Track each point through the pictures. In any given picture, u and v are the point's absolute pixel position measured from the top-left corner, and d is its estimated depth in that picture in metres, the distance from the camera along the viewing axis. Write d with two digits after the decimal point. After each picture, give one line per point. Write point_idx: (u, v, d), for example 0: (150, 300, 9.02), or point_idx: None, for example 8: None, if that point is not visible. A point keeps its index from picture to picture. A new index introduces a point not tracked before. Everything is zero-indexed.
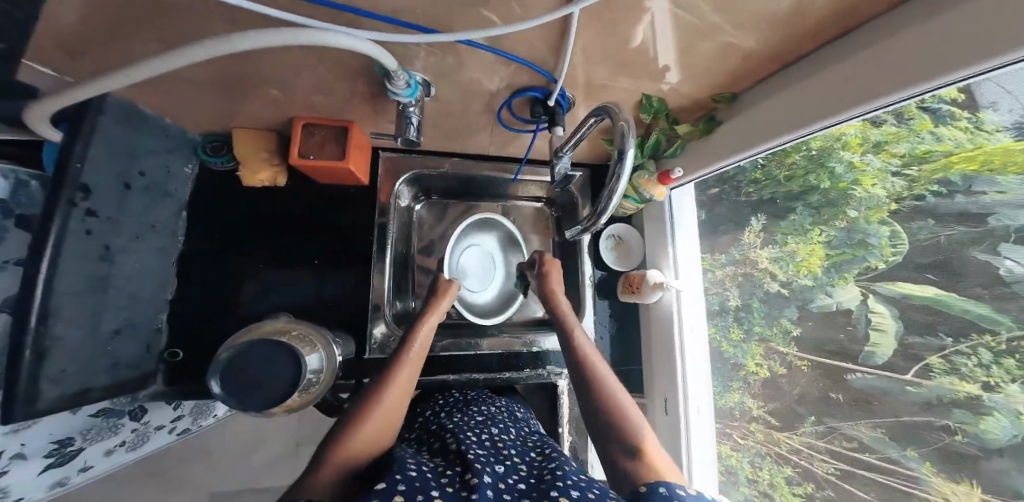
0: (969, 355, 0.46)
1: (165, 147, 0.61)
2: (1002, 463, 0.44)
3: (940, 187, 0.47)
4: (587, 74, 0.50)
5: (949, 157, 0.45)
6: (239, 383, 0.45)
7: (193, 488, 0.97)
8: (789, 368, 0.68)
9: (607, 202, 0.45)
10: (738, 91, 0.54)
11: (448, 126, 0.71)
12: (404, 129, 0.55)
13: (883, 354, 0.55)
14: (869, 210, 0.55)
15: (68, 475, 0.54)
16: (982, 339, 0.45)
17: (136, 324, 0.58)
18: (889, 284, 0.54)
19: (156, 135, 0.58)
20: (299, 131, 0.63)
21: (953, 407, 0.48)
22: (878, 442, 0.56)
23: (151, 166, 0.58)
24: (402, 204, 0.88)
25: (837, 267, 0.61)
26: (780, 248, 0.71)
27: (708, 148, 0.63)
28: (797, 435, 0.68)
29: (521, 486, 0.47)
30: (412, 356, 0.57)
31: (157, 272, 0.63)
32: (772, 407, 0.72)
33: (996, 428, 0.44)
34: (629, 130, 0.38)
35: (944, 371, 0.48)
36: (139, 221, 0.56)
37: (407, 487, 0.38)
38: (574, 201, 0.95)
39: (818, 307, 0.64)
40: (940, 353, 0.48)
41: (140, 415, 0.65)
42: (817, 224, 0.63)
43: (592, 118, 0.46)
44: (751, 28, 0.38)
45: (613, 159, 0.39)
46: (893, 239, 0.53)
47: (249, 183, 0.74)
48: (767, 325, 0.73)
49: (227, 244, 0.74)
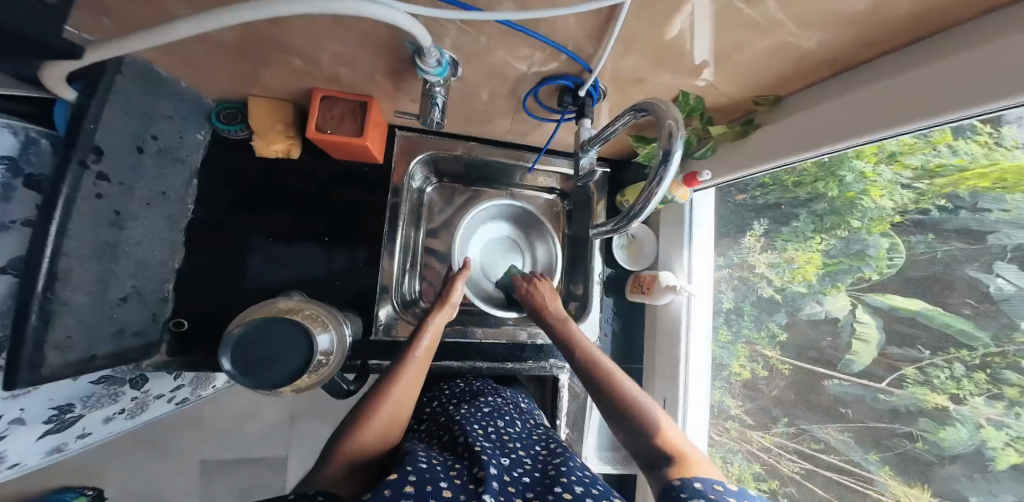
0: (943, 368, 0.46)
1: (180, 113, 0.59)
2: (954, 470, 0.46)
3: (947, 202, 0.46)
4: (625, 65, 0.47)
5: (961, 173, 0.44)
6: (251, 359, 0.44)
7: (189, 453, 0.99)
8: (769, 370, 0.71)
9: (643, 204, 0.41)
10: (782, 93, 0.52)
11: (470, 109, 0.68)
12: (428, 111, 0.52)
13: (862, 363, 0.56)
14: (872, 223, 0.55)
15: (66, 441, 0.55)
16: (959, 354, 0.45)
17: (143, 292, 0.58)
18: (879, 296, 0.54)
19: (171, 99, 0.56)
20: (317, 104, 0.61)
21: (920, 416, 0.49)
22: (844, 444, 0.59)
23: (165, 131, 0.56)
24: (414, 185, 0.87)
25: (831, 275, 0.61)
26: (779, 254, 0.71)
27: (744, 150, 0.60)
28: (768, 435, 0.71)
29: (526, 479, 0.48)
30: (420, 356, 0.58)
31: (166, 240, 0.62)
32: (749, 406, 0.75)
33: (955, 437, 0.45)
34: (681, 127, 0.34)
35: (917, 381, 0.49)
36: (151, 186, 0.55)
37: (418, 477, 0.40)
38: (588, 195, 0.93)
39: (806, 314, 0.65)
40: (915, 364, 0.49)
41: (140, 384, 0.65)
42: (819, 232, 0.63)
43: (630, 113, 0.43)
44: (814, 28, 0.35)
45: (657, 161, 0.35)
46: (892, 251, 0.52)
47: (262, 154, 0.71)
48: (755, 328, 0.75)
49: (236, 216, 0.72)
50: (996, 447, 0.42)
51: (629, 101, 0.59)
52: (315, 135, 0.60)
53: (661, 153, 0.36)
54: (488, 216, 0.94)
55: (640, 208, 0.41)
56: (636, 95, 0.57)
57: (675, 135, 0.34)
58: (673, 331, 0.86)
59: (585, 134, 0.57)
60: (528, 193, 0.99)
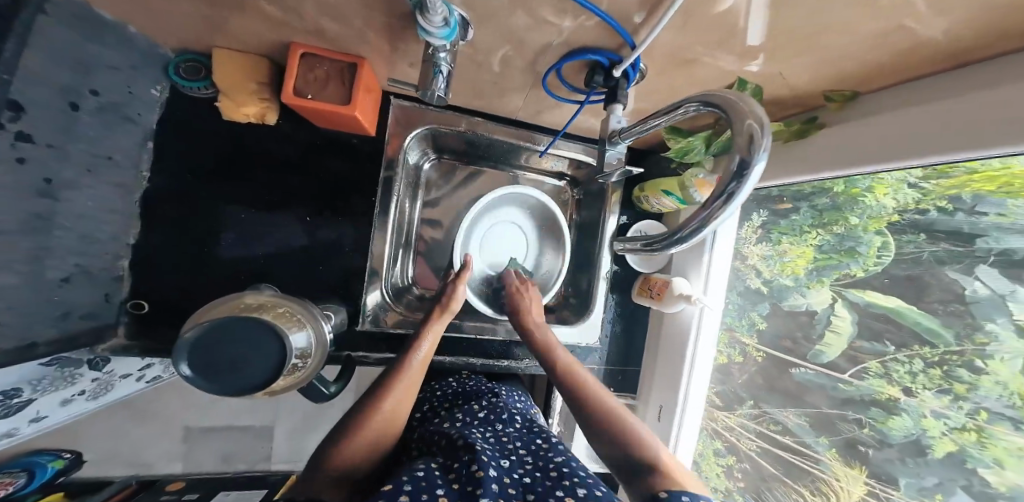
0: (904, 363, 0.53)
1: (127, 63, 0.49)
2: (890, 453, 0.55)
3: (947, 203, 0.47)
4: (679, 44, 0.39)
5: (971, 175, 0.41)
6: (212, 365, 0.38)
7: (171, 420, 0.97)
8: (743, 355, 0.79)
9: (695, 226, 0.33)
10: (864, 89, 0.45)
11: (479, 80, 0.59)
12: (430, 82, 0.43)
13: (831, 354, 0.64)
14: (869, 220, 0.57)
15: (18, 426, 0.49)
16: (920, 350, 0.52)
17: (87, 269, 0.51)
18: (858, 290, 0.61)
19: (117, 45, 0.46)
20: (295, 61, 0.50)
21: (872, 406, 0.57)
22: (798, 427, 0.68)
23: (109, 84, 0.47)
24: (410, 161, 0.78)
25: (819, 271, 0.66)
26: (773, 246, 0.74)
27: (800, 151, 0.56)
28: (733, 415, 0.80)
29: (525, 481, 0.46)
30: (415, 367, 0.55)
31: (116, 211, 0.55)
32: (719, 388, 0.84)
33: (901, 426, 0.53)
34: (767, 130, 0.26)
35: (877, 373, 0.57)
36: (92, 148, 0.46)
37: (414, 487, 0.39)
38: (602, 187, 0.86)
39: (788, 305, 0.72)
40: (880, 358, 0.56)
41: (101, 365, 0.60)
42: (816, 226, 0.66)
43: (690, 105, 0.34)
44: (948, 12, 0.27)
45: (730, 179, 0.27)
46: (881, 249, 0.57)
47: (231, 117, 0.61)
48: (737, 316, 0.81)
49: (204, 185, 0.64)
50: (934, 435, 0.50)
51: (666, 83, 0.50)
52: (291, 100, 0.51)
53: (734, 165, 0.27)
54: (516, 201, 0.87)
55: (694, 231, 0.33)
56: (676, 77, 0.48)
57: (760, 140, 0.25)
58: (681, 340, 0.83)
59: (615, 123, 0.48)
60: (532, 176, 0.90)
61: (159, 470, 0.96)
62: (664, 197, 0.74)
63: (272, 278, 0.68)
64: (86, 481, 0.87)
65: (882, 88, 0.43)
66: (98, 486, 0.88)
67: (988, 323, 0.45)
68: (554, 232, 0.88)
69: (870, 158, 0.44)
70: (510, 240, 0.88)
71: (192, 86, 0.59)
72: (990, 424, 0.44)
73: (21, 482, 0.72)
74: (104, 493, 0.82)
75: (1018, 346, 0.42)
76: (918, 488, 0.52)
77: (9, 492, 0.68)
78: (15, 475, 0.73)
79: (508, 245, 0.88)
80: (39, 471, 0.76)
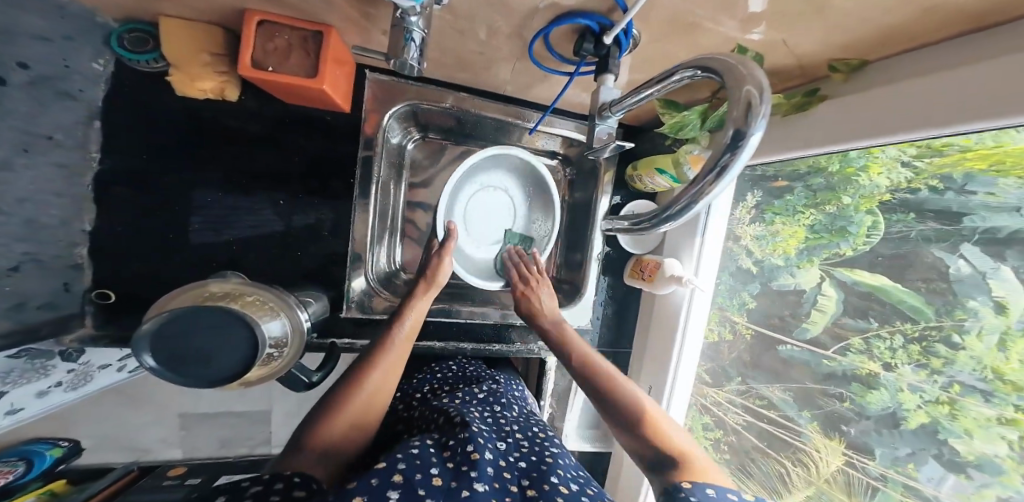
0: (885, 339, 0.53)
1: (60, 32, 0.44)
2: (867, 424, 0.56)
3: (940, 182, 0.46)
4: (673, 8, 0.35)
5: (965, 153, 0.40)
6: (179, 358, 0.37)
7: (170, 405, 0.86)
8: (733, 334, 0.80)
9: (685, 204, 0.29)
10: (873, 57, 0.42)
11: (460, 50, 0.55)
12: (400, 50, 0.39)
13: (814, 331, 0.64)
14: (861, 200, 0.56)
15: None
16: (901, 326, 0.52)
17: (40, 258, 0.48)
18: (846, 270, 0.60)
19: (45, 10, 0.41)
20: (253, 29, 0.46)
21: (852, 381, 0.58)
22: (783, 402, 0.69)
23: (41, 56, 0.42)
24: (393, 141, 0.75)
25: (809, 250, 0.65)
26: (765, 227, 0.73)
27: (798, 126, 0.53)
28: (722, 391, 0.82)
29: (522, 464, 0.46)
30: (400, 340, 0.54)
31: (63, 195, 0.51)
32: (707, 365, 0.85)
33: (878, 400, 0.54)
34: (767, 95, 0.23)
35: (859, 350, 0.57)
36: (27, 126, 0.42)
37: (408, 464, 0.37)
38: (595, 165, 0.83)
39: (779, 284, 0.71)
40: (862, 335, 0.57)
41: (75, 356, 0.58)
42: (809, 207, 0.64)
43: (685, 71, 0.31)
44: None
45: (727, 151, 0.24)
46: (871, 228, 0.56)
47: (186, 92, 0.56)
48: (727, 296, 0.81)
49: (164, 167, 0.61)
50: (909, 408, 0.51)
51: (661, 52, 0.47)
52: (248, 72, 0.46)
53: (727, 137, 0.25)
54: (507, 165, 0.81)
55: (683, 209, 0.30)
56: (674, 44, 0.44)
57: (758, 108, 0.23)
58: (669, 321, 0.83)
59: (605, 95, 0.45)
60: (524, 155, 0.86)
61: (159, 455, 0.86)
62: (658, 175, 0.72)
63: (247, 265, 0.66)
64: (87, 469, 0.78)
65: (890, 57, 0.41)
66: (99, 474, 0.78)
67: (969, 301, 0.45)
68: (543, 200, 0.83)
69: (876, 131, 0.42)
70: (495, 206, 0.83)
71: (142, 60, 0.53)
72: (961, 397, 0.45)
73: (20, 470, 0.62)
74: (108, 477, 0.75)
75: (995, 321, 0.42)
76: (892, 458, 0.53)
77: (10, 481, 0.59)
78: (11, 464, 0.62)
79: (496, 210, 0.83)
80: (37, 460, 0.66)
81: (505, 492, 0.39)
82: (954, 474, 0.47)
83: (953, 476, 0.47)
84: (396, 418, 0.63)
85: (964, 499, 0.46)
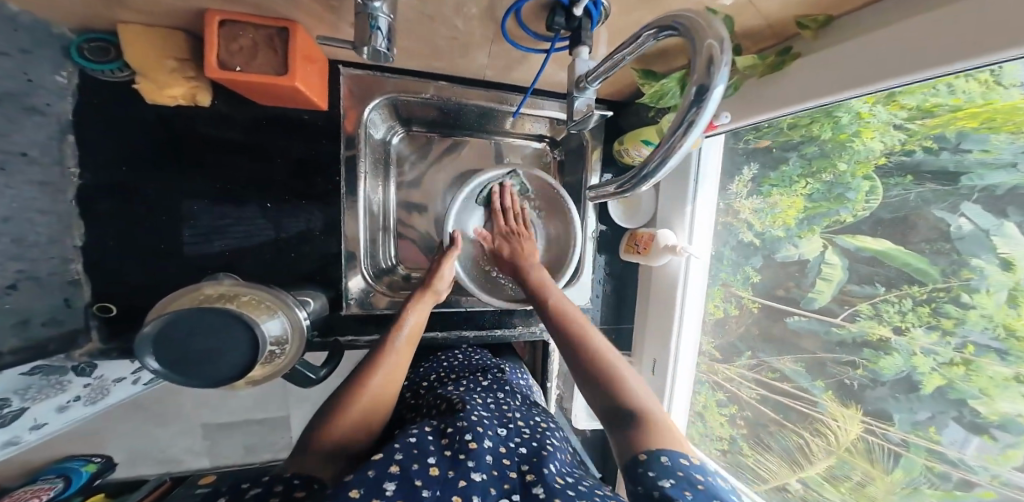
0: (894, 303, 0.53)
1: (16, 47, 0.43)
2: (882, 391, 0.55)
3: (934, 143, 0.47)
4: None
5: (955, 112, 0.42)
6: (177, 358, 0.37)
7: (189, 417, 0.85)
8: (740, 308, 0.78)
9: (660, 160, 0.30)
10: (838, 12, 0.42)
11: (427, 36, 0.54)
12: (369, 37, 0.39)
13: (821, 301, 0.63)
14: (857, 165, 0.56)
15: (19, 434, 0.48)
16: (909, 290, 0.51)
17: (31, 276, 0.48)
18: (848, 236, 0.59)
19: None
20: (217, 31, 0.45)
21: (864, 347, 0.57)
22: (795, 373, 0.68)
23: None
24: (376, 136, 0.75)
25: (809, 219, 0.65)
26: (763, 199, 0.73)
27: (775, 85, 0.53)
28: (732, 367, 0.81)
29: (522, 450, 0.48)
30: (401, 345, 0.55)
31: (47, 212, 0.51)
32: (716, 342, 0.84)
33: (892, 365, 0.53)
34: (726, 45, 0.24)
35: (869, 315, 0.56)
36: (1, 144, 0.42)
37: (405, 454, 0.39)
38: (582, 143, 0.83)
39: (782, 257, 0.70)
40: (870, 300, 0.56)
41: (89, 371, 0.59)
42: (805, 175, 0.64)
43: (649, 32, 0.31)
44: None
45: (692, 103, 0.25)
46: (869, 194, 0.55)
47: (155, 100, 0.55)
48: (732, 270, 0.80)
49: (140, 178, 0.60)
50: (924, 372, 0.50)
51: (632, 20, 0.46)
52: (217, 74, 0.46)
53: (691, 93, 0.25)
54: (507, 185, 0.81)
55: (659, 164, 0.30)
56: (642, 12, 0.44)
57: (719, 57, 0.23)
58: (669, 294, 0.85)
59: (581, 68, 0.45)
60: (515, 141, 0.88)
61: (189, 465, 0.86)
62: (642, 146, 0.72)
63: (244, 272, 0.67)
64: (124, 483, 0.79)
65: (856, 9, 0.40)
66: (134, 486, 0.80)
67: (974, 259, 0.44)
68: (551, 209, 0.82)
69: (852, 83, 0.42)
70: None
71: (104, 69, 0.53)
72: (977, 357, 0.44)
73: (58, 488, 0.64)
74: (144, 488, 0.76)
75: (1002, 279, 0.41)
76: (912, 423, 0.52)
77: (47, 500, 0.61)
78: (50, 481, 0.65)
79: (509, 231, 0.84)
80: (76, 476, 0.68)
81: (503, 479, 0.39)
82: (978, 436, 0.45)
83: (976, 437, 0.46)
84: (404, 405, 0.66)
85: (991, 460, 0.45)
